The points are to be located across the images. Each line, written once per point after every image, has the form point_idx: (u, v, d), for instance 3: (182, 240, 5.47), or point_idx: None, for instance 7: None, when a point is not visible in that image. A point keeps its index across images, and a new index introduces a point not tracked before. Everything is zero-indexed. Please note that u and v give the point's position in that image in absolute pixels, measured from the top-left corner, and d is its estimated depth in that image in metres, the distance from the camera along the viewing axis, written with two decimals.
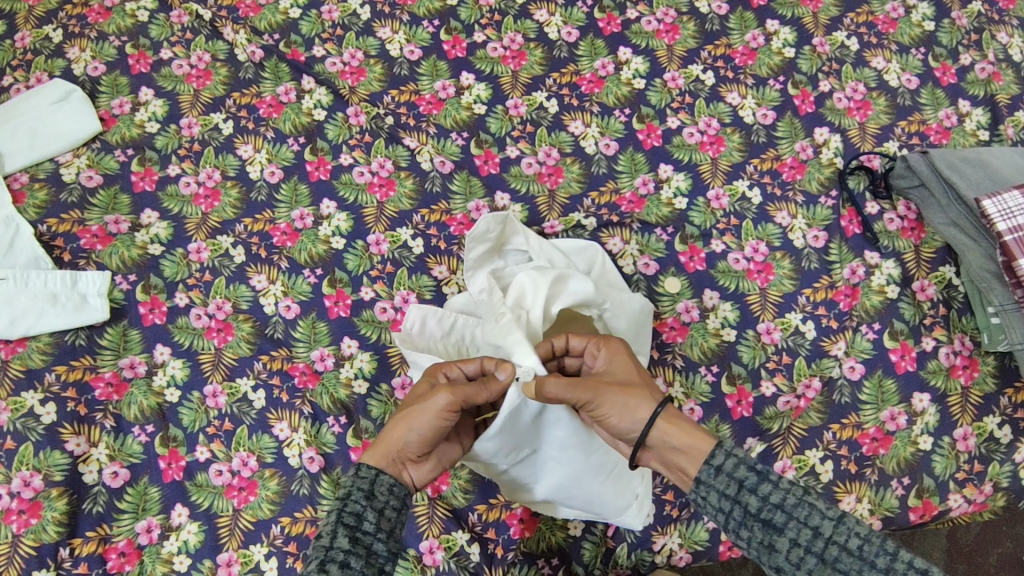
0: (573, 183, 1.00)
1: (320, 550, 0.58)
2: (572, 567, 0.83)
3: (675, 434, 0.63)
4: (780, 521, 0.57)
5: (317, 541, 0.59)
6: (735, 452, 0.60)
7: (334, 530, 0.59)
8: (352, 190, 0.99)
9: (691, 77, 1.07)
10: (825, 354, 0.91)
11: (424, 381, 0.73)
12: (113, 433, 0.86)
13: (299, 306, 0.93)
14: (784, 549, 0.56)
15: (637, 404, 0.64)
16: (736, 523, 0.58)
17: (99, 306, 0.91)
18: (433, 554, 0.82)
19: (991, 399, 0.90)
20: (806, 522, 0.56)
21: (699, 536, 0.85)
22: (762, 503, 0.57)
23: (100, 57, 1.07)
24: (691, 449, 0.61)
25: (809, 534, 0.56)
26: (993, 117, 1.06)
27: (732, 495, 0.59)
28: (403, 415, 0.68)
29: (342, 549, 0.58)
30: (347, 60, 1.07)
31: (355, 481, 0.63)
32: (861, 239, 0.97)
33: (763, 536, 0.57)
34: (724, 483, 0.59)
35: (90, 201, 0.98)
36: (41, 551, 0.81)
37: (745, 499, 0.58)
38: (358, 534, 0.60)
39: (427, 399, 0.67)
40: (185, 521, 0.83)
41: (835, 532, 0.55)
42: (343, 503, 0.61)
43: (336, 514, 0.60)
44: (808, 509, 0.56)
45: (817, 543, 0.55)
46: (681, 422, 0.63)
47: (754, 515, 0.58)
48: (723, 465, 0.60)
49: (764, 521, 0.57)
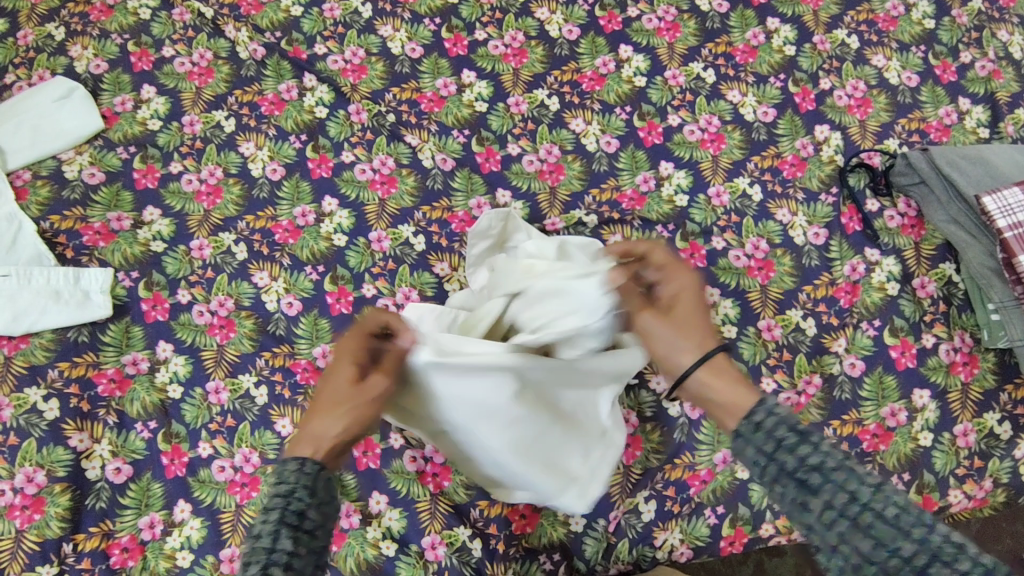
0: (574, 180, 1.01)
1: (262, 554, 0.52)
2: (574, 563, 0.84)
3: (718, 384, 0.63)
4: (816, 483, 0.53)
5: (257, 543, 0.52)
6: (778, 410, 0.57)
7: (276, 532, 0.52)
8: (354, 187, 0.99)
9: (692, 75, 1.07)
10: (826, 351, 0.92)
11: (339, 362, 0.67)
12: (116, 429, 0.87)
13: (301, 303, 0.94)
14: (817, 510, 0.52)
15: (686, 346, 0.65)
16: (770, 479, 0.55)
17: (102, 303, 0.91)
18: (435, 549, 0.83)
19: (991, 395, 0.90)
20: (843, 485, 0.52)
21: (701, 532, 0.85)
22: (798, 463, 0.54)
23: (103, 54, 1.07)
24: (729, 401, 0.61)
25: (845, 498, 0.51)
26: (993, 114, 1.06)
27: (767, 451, 0.55)
28: (336, 406, 0.64)
29: (286, 551, 0.52)
30: (349, 57, 1.07)
31: (299, 477, 0.56)
32: (861, 236, 0.97)
33: (796, 495, 0.53)
34: (764, 439, 0.56)
35: (93, 198, 0.98)
36: (45, 546, 0.81)
37: (781, 458, 0.54)
38: (303, 532, 0.54)
39: (364, 387, 0.65)
40: (188, 517, 0.84)
41: (873, 499, 0.51)
42: (287, 501, 0.54)
43: (279, 513, 0.54)
44: (847, 474, 0.52)
45: (853, 507, 0.51)
46: (727, 375, 0.63)
47: (789, 474, 0.54)
48: (763, 422, 0.57)
49: (800, 481, 0.53)
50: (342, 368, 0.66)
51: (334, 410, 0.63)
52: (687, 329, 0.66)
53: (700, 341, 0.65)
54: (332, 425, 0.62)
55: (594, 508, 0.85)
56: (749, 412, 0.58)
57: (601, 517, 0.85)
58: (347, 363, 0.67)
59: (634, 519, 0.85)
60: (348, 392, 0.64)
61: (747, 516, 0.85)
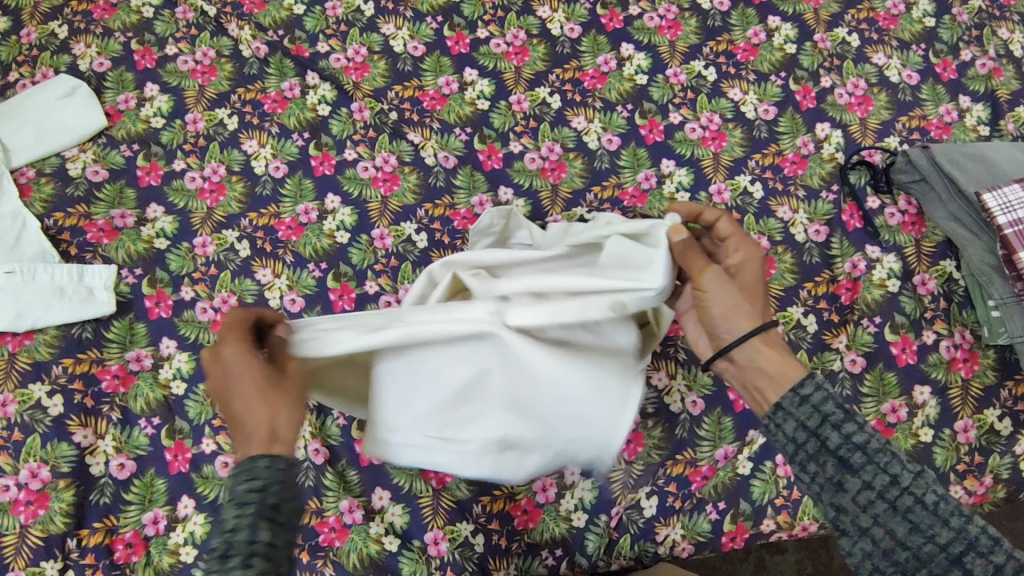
0: (576, 177, 1.01)
1: (241, 547, 0.48)
2: (576, 559, 0.84)
3: (772, 354, 0.61)
4: (858, 463, 0.55)
5: (233, 537, 0.48)
6: (825, 387, 0.58)
7: (254, 526, 0.49)
8: (356, 185, 1.00)
9: (693, 73, 1.07)
10: (827, 347, 0.92)
11: (244, 358, 0.58)
12: (119, 425, 0.87)
13: (304, 299, 0.94)
14: (854, 489, 0.55)
15: (746, 310, 0.63)
16: (807, 456, 0.57)
17: (106, 300, 0.91)
18: (438, 545, 0.83)
19: (991, 391, 0.91)
20: (885, 468, 0.54)
21: (702, 527, 0.85)
22: (843, 442, 0.56)
23: (106, 53, 1.08)
24: (783, 372, 0.60)
25: (885, 481, 0.54)
26: (993, 112, 1.06)
27: (812, 427, 0.57)
28: (277, 399, 0.57)
29: (267, 543, 0.49)
30: (351, 56, 1.07)
31: (274, 470, 0.52)
32: (862, 233, 0.98)
33: (835, 473, 0.56)
34: (808, 414, 0.57)
35: (96, 195, 0.99)
36: (49, 542, 0.81)
37: (825, 435, 0.56)
38: (280, 524, 0.50)
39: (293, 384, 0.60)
40: (191, 512, 0.84)
41: (913, 484, 0.54)
42: (263, 492, 0.50)
43: (256, 505, 0.50)
44: (891, 457, 0.55)
45: (892, 490, 0.54)
46: (780, 348, 0.62)
47: (830, 452, 0.56)
48: (811, 396, 0.58)
49: (841, 459, 0.56)
50: (252, 365, 0.58)
51: (279, 405, 0.57)
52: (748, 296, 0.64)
53: (759, 311, 0.63)
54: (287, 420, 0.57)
55: (595, 504, 0.86)
56: (798, 385, 0.59)
57: (602, 513, 0.85)
58: (252, 360, 0.58)
59: (635, 515, 0.85)
60: (277, 387, 0.58)
61: (748, 512, 0.86)
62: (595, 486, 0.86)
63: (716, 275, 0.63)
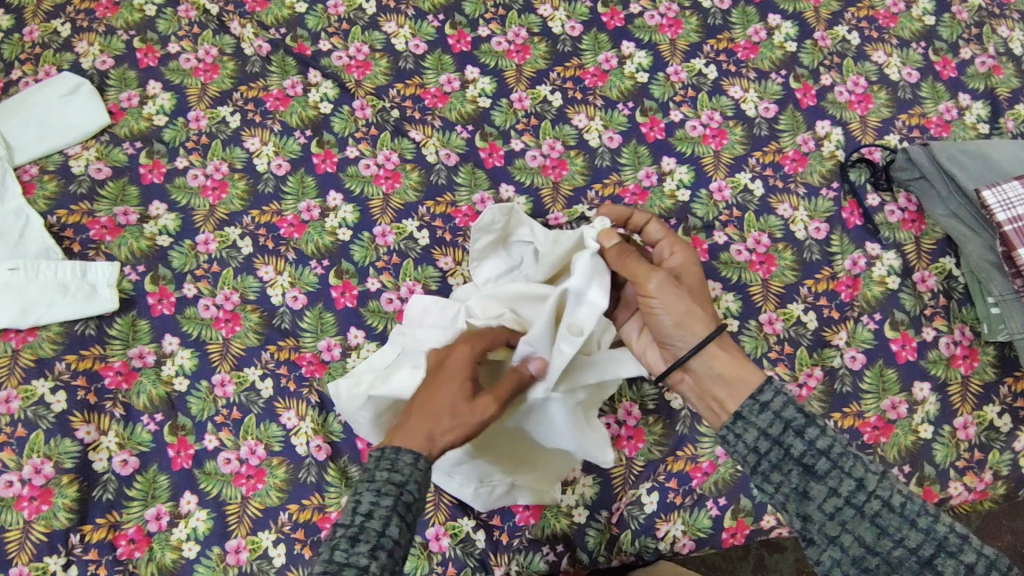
0: (577, 175, 1.01)
1: (372, 535, 0.58)
2: (577, 554, 0.85)
3: (724, 358, 0.67)
4: (823, 469, 0.60)
5: (367, 523, 0.58)
6: (783, 391, 0.63)
7: (387, 519, 0.59)
8: (358, 182, 1.00)
9: (694, 71, 1.08)
10: (827, 344, 0.92)
11: (458, 371, 0.69)
12: (122, 421, 0.87)
13: (306, 296, 0.94)
14: (821, 495, 0.59)
15: (696, 315, 0.68)
16: (771, 465, 0.61)
17: (109, 296, 0.92)
18: (439, 541, 0.83)
19: (991, 388, 0.91)
20: (850, 473, 0.59)
21: (703, 523, 0.85)
22: (808, 449, 0.60)
23: (109, 51, 1.08)
24: (738, 374, 0.65)
25: (851, 485, 0.59)
26: (992, 110, 1.06)
27: (775, 437, 0.61)
28: (447, 415, 0.65)
29: (392, 538, 0.58)
30: (353, 54, 1.08)
31: (414, 473, 0.62)
32: (862, 230, 0.98)
33: (799, 480, 0.60)
34: (769, 422, 0.62)
35: (99, 192, 0.99)
36: (53, 537, 0.82)
37: (790, 442, 0.61)
38: (405, 523, 0.60)
39: (475, 404, 0.66)
40: (194, 508, 0.84)
41: (878, 487, 0.58)
42: (400, 491, 0.60)
43: (392, 500, 0.59)
44: (854, 462, 0.59)
45: (858, 494, 0.58)
46: (734, 355, 0.67)
47: (794, 460, 0.60)
48: (771, 402, 0.62)
49: (805, 466, 0.60)
50: (458, 377, 0.68)
51: (443, 415, 0.65)
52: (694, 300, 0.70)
53: (705, 313, 0.69)
54: (443, 434, 0.64)
55: (597, 499, 0.86)
56: (757, 391, 0.63)
57: (603, 508, 0.86)
58: (462, 374, 0.69)
59: (636, 511, 0.86)
60: (461, 405, 0.66)
61: (748, 508, 0.86)
62: (596, 482, 0.87)
63: (660, 281, 0.69)
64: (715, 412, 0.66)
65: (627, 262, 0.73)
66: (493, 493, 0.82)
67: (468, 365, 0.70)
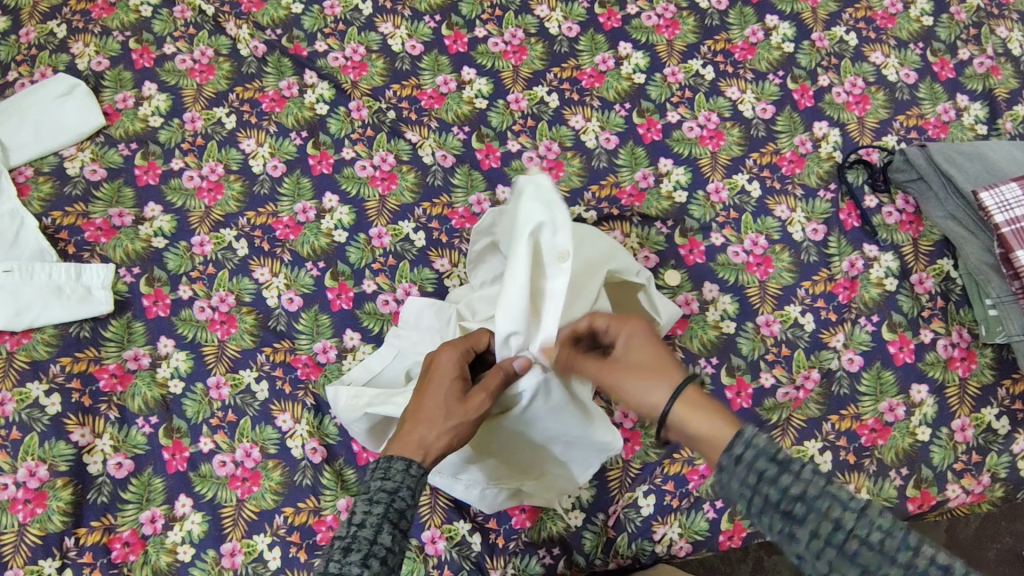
0: (574, 176, 1.01)
1: (364, 543, 0.57)
2: (573, 557, 0.84)
3: (698, 420, 0.61)
4: (801, 512, 0.53)
5: (359, 531, 0.58)
6: (754, 440, 0.57)
7: (379, 525, 0.58)
8: (354, 184, 1.00)
9: (691, 72, 1.07)
10: (825, 346, 0.92)
11: (447, 372, 0.70)
12: (117, 424, 0.87)
13: (301, 298, 0.94)
14: (804, 540, 0.53)
15: (651, 390, 0.63)
16: (756, 510, 0.55)
17: (104, 298, 0.91)
18: (435, 544, 0.83)
19: (989, 390, 0.91)
20: (827, 513, 0.53)
21: (699, 526, 0.85)
22: (782, 495, 0.54)
23: (104, 52, 1.08)
24: (714, 438, 0.59)
25: (830, 527, 0.52)
26: (990, 111, 1.06)
27: (751, 485, 0.55)
28: (441, 417, 0.66)
29: (385, 546, 0.58)
30: (350, 54, 1.07)
31: (406, 478, 0.62)
32: (860, 232, 0.98)
33: (782, 526, 0.54)
34: (744, 474, 0.56)
35: (94, 194, 0.99)
36: (47, 540, 0.81)
37: (765, 490, 0.54)
38: (398, 530, 0.59)
39: (467, 404, 0.67)
40: (189, 511, 0.84)
41: (857, 525, 0.52)
42: (392, 497, 0.60)
43: (383, 508, 0.59)
44: (830, 501, 0.53)
45: (838, 536, 0.52)
46: (703, 407, 0.61)
47: (773, 505, 0.54)
48: (743, 455, 0.56)
49: (785, 511, 0.54)
50: (447, 380, 0.69)
51: (437, 418, 0.66)
52: (650, 372, 0.64)
53: (666, 379, 0.63)
54: (439, 437, 0.66)
55: (593, 502, 0.86)
56: (727, 445, 0.58)
57: (600, 511, 0.86)
58: (451, 376, 0.69)
59: (633, 513, 0.85)
60: (453, 406, 0.67)
61: None
62: (593, 485, 0.86)
63: (613, 373, 0.66)
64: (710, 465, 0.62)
65: (584, 362, 0.69)
66: (500, 497, 0.82)
67: (455, 366, 0.70)
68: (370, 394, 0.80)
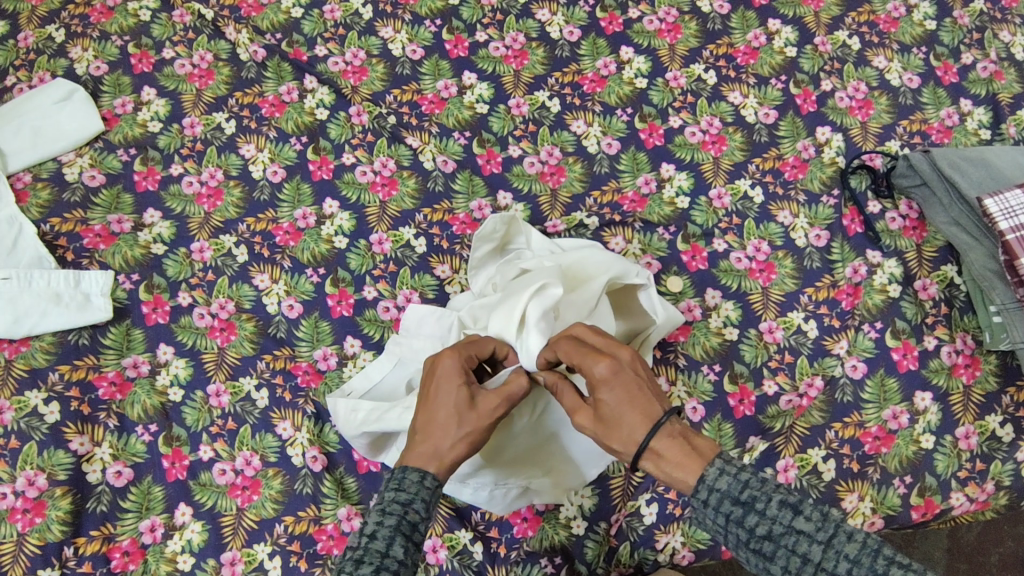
0: (575, 182, 1.01)
1: (376, 556, 0.57)
2: (575, 566, 0.83)
3: (660, 472, 0.62)
4: (770, 550, 0.56)
5: (372, 544, 0.57)
6: (718, 486, 0.59)
7: (391, 538, 0.58)
8: (354, 189, 0.99)
9: (693, 77, 1.07)
10: (828, 353, 0.92)
11: (453, 376, 0.68)
12: (117, 432, 0.87)
13: (301, 305, 0.93)
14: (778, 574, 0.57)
15: (616, 450, 0.64)
16: (732, 546, 0.59)
17: (102, 306, 0.91)
18: (436, 553, 0.83)
19: (993, 397, 0.90)
20: (794, 549, 0.56)
21: (702, 535, 0.84)
22: (750, 535, 0.57)
23: (103, 56, 1.07)
24: (678, 485, 0.62)
25: (798, 562, 0.55)
26: (994, 115, 1.05)
27: (722, 525, 0.59)
28: (453, 424, 0.66)
29: (397, 559, 0.57)
30: (350, 59, 1.07)
31: (420, 491, 0.62)
32: (863, 238, 0.97)
33: (757, 563, 0.58)
34: (714, 516, 0.59)
35: (93, 200, 0.98)
36: (46, 550, 0.81)
37: (734, 531, 0.58)
38: (411, 543, 0.59)
39: (481, 408, 0.67)
40: (189, 520, 0.83)
41: (824, 558, 0.55)
42: (403, 510, 0.60)
43: (395, 520, 0.59)
44: (796, 538, 0.56)
45: (807, 570, 0.55)
46: (668, 459, 0.61)
47: (744, 545, 0.58)
48: (708, 500, 0.59)
49: (755, 549, 0.57)
50: (453, 385, 0.68)
51: (450, 426, 0.66)
52: (613, 427, 0.64)
53: (628, 438, 0.63)
54: (453, 445, 0.65)
55: (596, 511, 0.85)
56: (693, 492, 0.60)
57: (602, 520, 0.85)
58: (458, 380, 0.68)
59: (635, 522, 0.85)
60: (464, 412, 0.66)
61: None
62: (595, 494, 0.86)
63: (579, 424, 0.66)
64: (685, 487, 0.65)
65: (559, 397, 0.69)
66: (508, 497, 0.80)
67: (458, 372, 0.69)
68: (365, 409, 0.80)
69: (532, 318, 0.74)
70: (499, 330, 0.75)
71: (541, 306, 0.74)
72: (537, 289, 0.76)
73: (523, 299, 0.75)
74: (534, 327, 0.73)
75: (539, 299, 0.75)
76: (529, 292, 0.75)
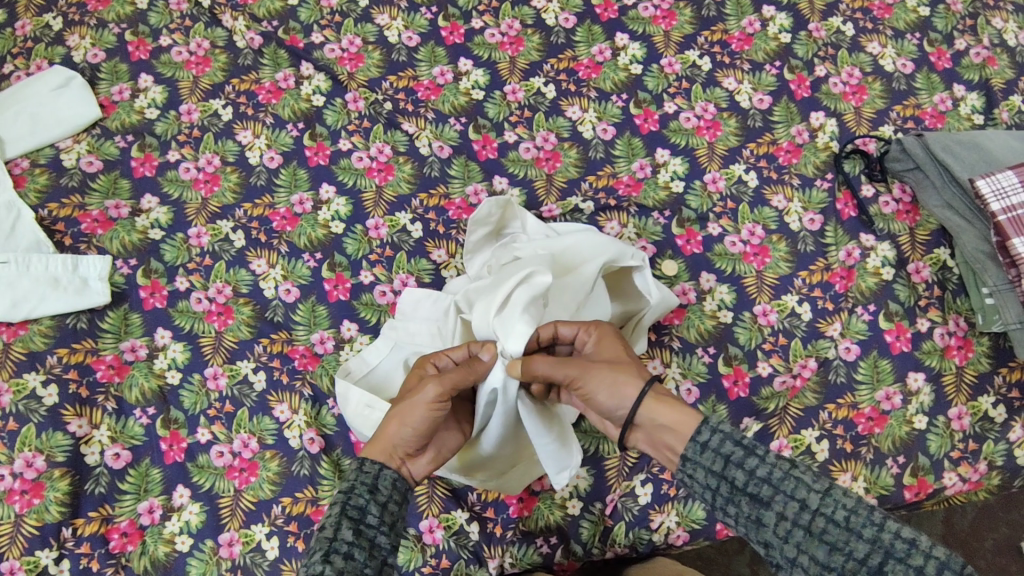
0: (571, 167, 1.01)
1: (324, 541, 0.58)
2: (571, 546, 0.84)
3: (665, 411, 0.66)
4: (767, 495, 0.59)
5: (320, 533, 0.59)
6: (721, 429, 0.63)
7: (337, 522, 0.60)
8: (351, 175, 1.00)
9: (688, 63, 1.07)
10: (821, 335, 0.92)
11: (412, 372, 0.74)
12: (115, 415, 0.87)
13: (298, 289, 0.94)
14: (773, 522, 0.59)
15: (622, 384, 0.68)
16: (724, 499, 0.61)
17: (100, 290, 0.91)
18: (433, 533, 0.83)
19: (985, 378, 0.91)
20: (793, 494, 0.58)
21: (696, 514, 0.85)
22: (750, 477, 0.60)
23: (100, 44, 1.07)
24: (679, 428, 0.65)
25: (796, 507, 0.58)
26: (987, 101, 1.06)
27: (720, 469, 0.62)
28: (392, 411, 0.69)
29: (346, 541, 0.59)
30: (346, 46, 1.07)
31: (359, 475, 0.64)
32: (857, 221, 0.98)
33: (751, 510, 0.60)
34: (713, 458, 0.62)
35: (91, 185, 0.99)
36: (44, 531, 0.81)
37: (732, 474, 0.61)
38: (360, 527, 0.60)
39: (417, 390, 0.69)
40: (187, 501, 0.84)
41: (822, 505, 0.58)
42: (347, 496, 0.62)
43: (340, 507, 0.61)
44: (794, 483, 0.59)
45: (804, 516, 0.58)
46: (672, 400, 0.67)
47: (740, 490, 0.61)
48: (709, 441, 0.63)
49: (752, 495, 0.60)
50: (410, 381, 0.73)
51: (391, 412, 0.69)
52: (619, 367, 0.69)
53: (633, 375, 0.69)
54: (386, 426, 0.68)
55: (591, 491, 0.86)
56: (695, 434, 0.64)
57: (597, 500, 0.86)
58: (415, 376, 0.73)
59: (630, 502, 0.85)
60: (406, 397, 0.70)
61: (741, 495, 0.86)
62: (590, 474, 0.87)
63: (586, 372, 0.69)
64: (670, 458, 0.67)
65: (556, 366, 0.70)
66: (518, 475, 0.84)
67: (419, 372, 0.73)
68: (381, 409, 0.80)
69: (516, 303, 0.75)
70: (481, 318, 0.77)
71: (528, 293, 0.75)
72: (526, 276, 0.77)
73: (511, 283, 0.76)
74: (517, 311, 0.74)
75: (526, 287, 0.76)
76: (518, 278, 0.76)
